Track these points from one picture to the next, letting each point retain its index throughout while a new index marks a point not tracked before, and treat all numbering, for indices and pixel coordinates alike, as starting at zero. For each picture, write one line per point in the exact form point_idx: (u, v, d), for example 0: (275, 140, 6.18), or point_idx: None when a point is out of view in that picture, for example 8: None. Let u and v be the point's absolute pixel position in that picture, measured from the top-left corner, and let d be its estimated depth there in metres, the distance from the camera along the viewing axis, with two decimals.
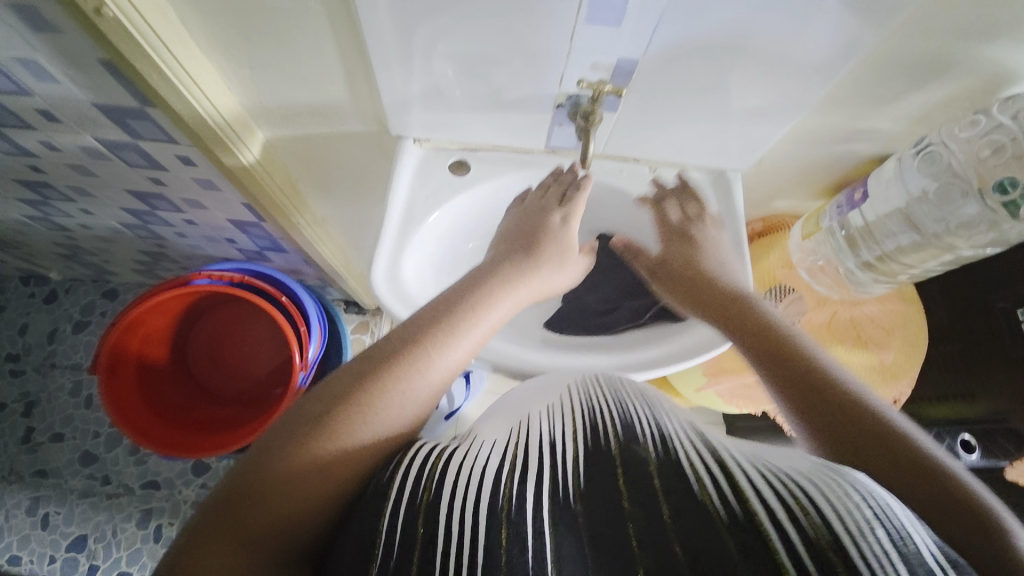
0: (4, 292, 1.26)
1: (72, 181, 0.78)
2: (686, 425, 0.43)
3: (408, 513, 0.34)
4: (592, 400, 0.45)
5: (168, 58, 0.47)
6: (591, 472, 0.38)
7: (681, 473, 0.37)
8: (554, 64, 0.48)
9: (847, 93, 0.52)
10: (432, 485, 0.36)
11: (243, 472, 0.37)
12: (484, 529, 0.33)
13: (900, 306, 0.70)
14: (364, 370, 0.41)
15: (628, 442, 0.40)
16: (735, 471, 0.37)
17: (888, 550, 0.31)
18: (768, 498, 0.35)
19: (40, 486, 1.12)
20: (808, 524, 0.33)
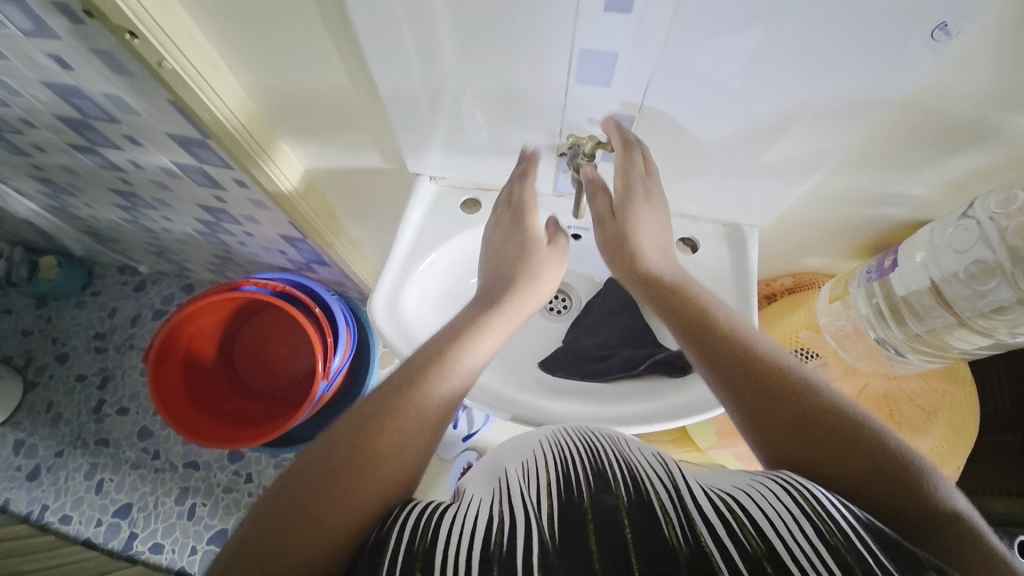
0: (102, 278, 1.46)
1: (154, 193, 0.91)
2: (653, 458, 0.42)
3: (406, 557, 0.33)
4: (564, 447, 0.44)
5: (217, 103, 0.55)
6: (563, 520, 0.36)
7: (650, 509, 0.36)
8: (553, 116, 0.50)
9: (864, 152, 0.49)
10: (429, 533, 0.35)
11: (264, 524, 0.35)
12: (477, 573, 0.32)
13: (946, 386, 0.63)
14: (368, 418, 0.40)
15: (599, 491, 0.38)
16: (695, 496, 0.36)
17: (830, 567, 0.30)
18: (714, 522, 0.34)
19: (99, 454, 1.28)
20: (753, 545, 0.32)
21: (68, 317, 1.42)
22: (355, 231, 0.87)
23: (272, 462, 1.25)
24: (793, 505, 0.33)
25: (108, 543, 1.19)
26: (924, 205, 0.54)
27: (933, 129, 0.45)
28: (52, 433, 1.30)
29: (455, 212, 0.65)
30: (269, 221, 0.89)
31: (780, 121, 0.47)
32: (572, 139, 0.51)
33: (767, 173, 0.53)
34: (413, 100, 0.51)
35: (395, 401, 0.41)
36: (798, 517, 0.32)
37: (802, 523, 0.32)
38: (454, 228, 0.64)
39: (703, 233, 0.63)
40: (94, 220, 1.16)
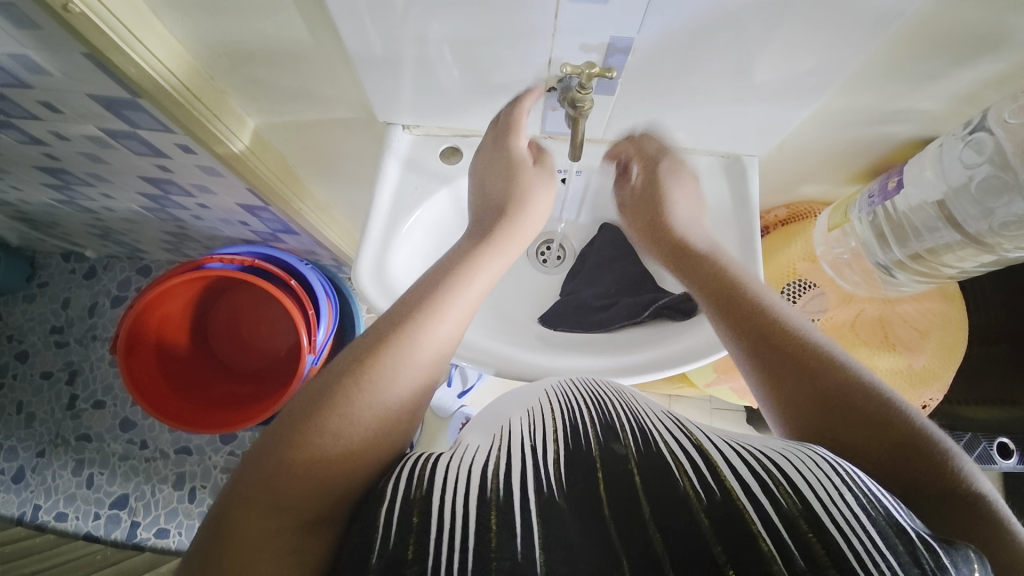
0: (47, 268, 1.34)
1: (87, 168, 0.81)
2: (664, 416, 0.41)
3: (403, 505, 0.32)
4: (569, 398, 0.44)
5: (143, 52, 0.46)
6: (568, 467, 0.36)
7: (662, 461, 0.36)
8: (540, 45, 0.44)
9: (877, 68, 0.46)
10: (424, 479, 0.33)
11: (257, 468, 0.32)
12: (475, 518, 0.31)
13: (939, 305, 0.64)
14: (373, 350, 0.37)
15: (608, 440, 0.38)
16: (711, 449, 0.36)
17: (858, 515, 0.30)
18: (746, 478, 0.34)
19: (84, 450, 1.23)
20: (781, 495, 0.32)
21: (18, 313, 1.32)
22: (323, 193, 0.80)
23: None
24: (829, 470, 0.33)
25: (111, 535, 1.17)
26: (929, 121, 0.51)
27: (952, 35, 0.42)
28: (29, 433, 1.24)
29: (434, 164, 0.59)
30: (225, 190, 0.81)
31: (792, 34, 0.42)
32: (568, 69, 0.44)
33: (771, 96, 0.49)
34: (378, 33, 0.44)
35: (377, 351, 0.37)
36: (838, 483, 0.32)
37: (842, 490, 0.32)
38: (435, 182, 0.59)
39: (700, 166, 0.59)
40: (24, 204, 1.04)
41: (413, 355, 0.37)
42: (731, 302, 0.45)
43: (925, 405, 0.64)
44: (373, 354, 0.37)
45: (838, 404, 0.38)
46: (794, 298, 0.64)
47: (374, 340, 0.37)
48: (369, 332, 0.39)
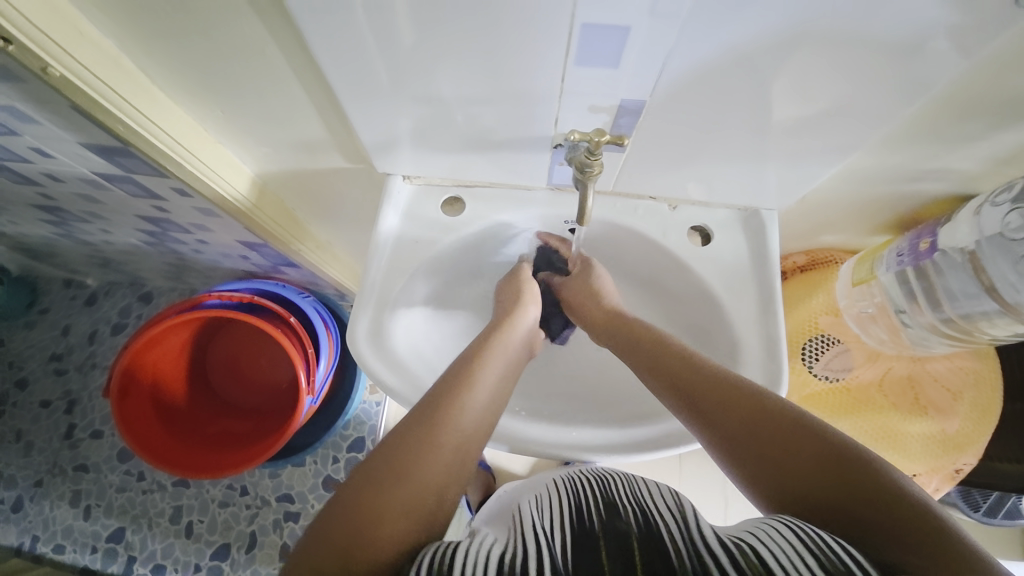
0: (50, 294, 1.33)
1: (85, 206, 0.79)
2: (666, 491, 0.44)
3: None
4: (577, 490, 0.46)
5: (130, 110, 0.45)
6: (579, 559, 0.36)
7: (657, 543, 0.37)
8: (546, 106, 0.42)
9: (906, 128, 0.43)
10: (450, 556, 0.33)
11: (309, 546, 0.36)
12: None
13: (972, 363, 0.59)
14: (409, 427, 0.42)
15: (610, 520, 0.40)
16: (695, 531, 0.37)
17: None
18: (719, 556, 0.34)
19: (80, 480, 1.20)
20: (747, 567, 0.32)
21: (18, 340, 1.31)
22: (324, 232, 0.78)
23: (267, 472, 1.19)
24: (791, 533, 0.34)
25: (107, 569, 1.14)
26: (964, 179, 0.48)
27: (988, 100, 0.39)
28: (26, 463, 1.22)
29: (436, 216, 0.57)
30: (223, 228, 0.79)
31: (817, 95, 0.40)
32: (575, 136, 0.42)
33: (793, 152, 0.46)
34: (376, 91, 0.42)
35: (414, 427, 0.42)
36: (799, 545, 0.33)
37: (802, 553, 0.32)
38: (435, 235, 0.56)
39: (717, 220, 0.56)
40: (24, 236, 1.03)
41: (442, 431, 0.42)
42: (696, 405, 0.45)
43: (958, 471, 0.60)
44: (422, 433, 0.41)
45: (774, 445, 0.40)
46: (815, 357, 0.61)
47: (414, 421, 0.42)
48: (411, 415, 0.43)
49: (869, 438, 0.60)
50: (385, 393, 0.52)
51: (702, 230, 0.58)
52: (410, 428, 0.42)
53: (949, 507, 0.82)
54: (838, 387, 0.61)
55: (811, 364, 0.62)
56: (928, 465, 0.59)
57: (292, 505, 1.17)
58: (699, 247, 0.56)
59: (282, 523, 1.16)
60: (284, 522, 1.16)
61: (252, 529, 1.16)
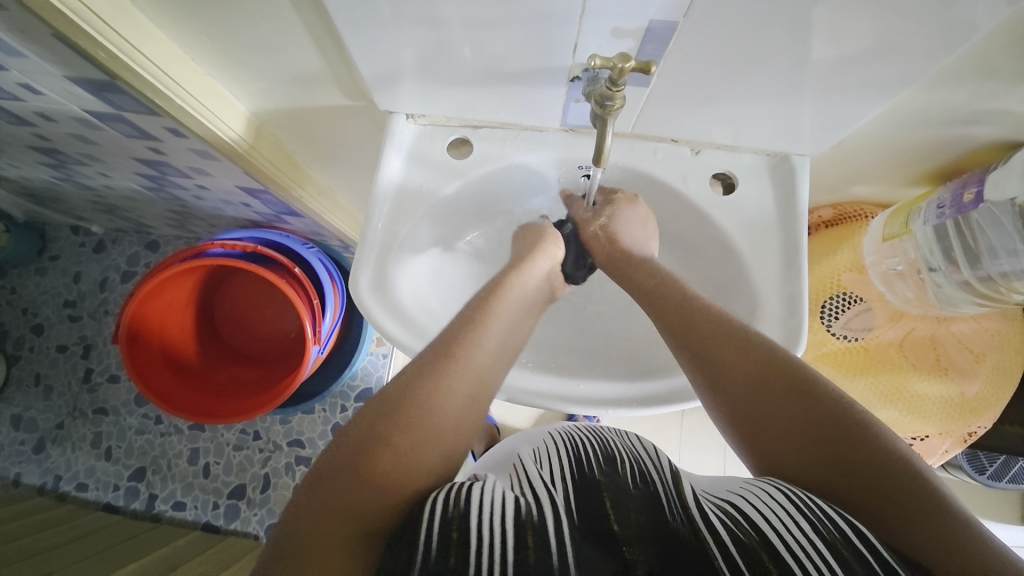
0: (57, 242, 1.33)
1: (80, 148, 0.77)
2: (663, 459, 0.44)
3: (442, 522, 0.33)
4: (575, 436, 0.48)
5: (112, 36, 0.41)
6: (584, 499, 0.38)
7: (642, 494, 0.40)
8: (565, 30, 0.38)
9: (966, 61, 0.39)
10: (462, 497, 0.35)
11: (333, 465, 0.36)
12: (513, 536, 0.33)
13: (998, 325, 0.56)
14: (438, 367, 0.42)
15: (610, 472, 0.42)
16: (684, 491, 0.40)
17: (813, 542, 0.32)
18: (710, 515, 0.37)
19: (101, 422, 1.24)
20: (741, 529, 0.35)
21: (31, 286, 1.31)
22: (325, 178, 0.74)
23: (278, 418, 1.22)
24: (783, 501, 0.36)
25: (130, 506, 1.20)
26: (1020, 122, 0.44)
27: None
28: (47, 405, 1.26)
29: (441, 158, 0.53)
30: (223, 173, 0.76)
31: (866, 20, 0.35)
32: (598, 62, 0.37)
33: (833, 89, 0.42)
34: (374, 14, 0.38)
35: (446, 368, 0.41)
36: (792, 511, 0.35)
37: (795, 516, 0.34)
38: (442, 178, 0.53)
39: (742, 166, 0.52)
40: (25, 180, 1.01)
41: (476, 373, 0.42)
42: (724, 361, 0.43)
43: (970, 434, 0.58)
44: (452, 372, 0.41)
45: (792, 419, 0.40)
46: (835, 315, 0.59)
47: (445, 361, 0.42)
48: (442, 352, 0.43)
49: (885, 399, 0.58)
50: (389, 341, 0.50)
51: (726, 178, 0.54)
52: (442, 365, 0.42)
53: (953, 469, 0.82)
54: (855, 347, 0.59)
55: (829, 323, 0.59)
56: (941, 427, 0.58)
57: (304, 450, 1.21)
58: (722, 195, 0.53)
59: (294, 466, 1.20)
60: (296, 466, 1.20)
61: (266, 471, 1.20)
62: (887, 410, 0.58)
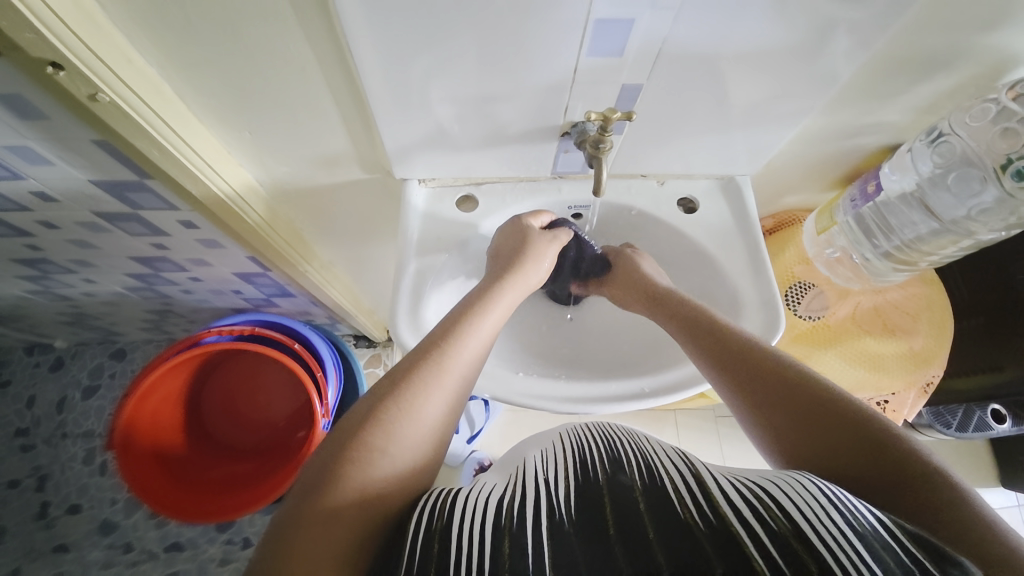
0: (8, 366, 1.24)
1: (72, 254, 0.78)
2: (667, 446, 0.48)
3: (425, 537, 0.37)
4: (580, 437, 0.51)
5: (171, 136, 0.47)
6: (580, 500, 0.42)
7: (668, 499, 0.41)
8: (559, 96, 0.48)
9: (850, 91, 0.53)
10: (445, 512, 0.40)
11: (305, 506, 0.38)
12: (490, 546, 0.37)
13: (922, 290, 0.69)
14: (394, 394, 0.44)
15: (614, 473, 0.45)
16: (710, 483, 0.41)
17: (843, 535, 0.34)
18: (740, 509, 0.38)
19: (61, 561, 1.10)
20: (775, 522, 0.36)
21: None
22: (326, 251, 0.79)
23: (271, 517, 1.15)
24: (817, 496, 0.38)
25: None
26: (895, 130, 0.59)
27: (906, 60, 0.50)
28: None
29: (452, 212, 0.61)
30: (225, 260, 0.79)
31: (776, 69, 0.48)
32: (594, 116, 0.47)
33: (761, 120, 0.55)
34: (405, 96, 0.47)
35: (400, 391, 0.44)
36: (825, 504, 0.37)
37: (830, 512, 0.36)
38: (456, 228, 0.60)
39: (700, 190, 0.64)
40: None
41: (430, 392, 0.45)
42: (722, 354, 0.51)
43: (930, 382, 0.69)
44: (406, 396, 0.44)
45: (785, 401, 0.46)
46: (797, 301, 0.69)
47: (403, 386, 0.45)
48: (394, 377, 0.46)
49: (855, 363, 0.68)
50: None
51: (688, 201, 0.65)
52: (395, 391, 0.45)
53: (925, 431, 0.92)
54: (819, 325, 0.69)
55: (794, 308, 0.69)
56: (904, 380, 0.68)
57: None
58: (688, 215, 0.63)
59: None
60: None
61: None
62: (860, 373, 0.67)
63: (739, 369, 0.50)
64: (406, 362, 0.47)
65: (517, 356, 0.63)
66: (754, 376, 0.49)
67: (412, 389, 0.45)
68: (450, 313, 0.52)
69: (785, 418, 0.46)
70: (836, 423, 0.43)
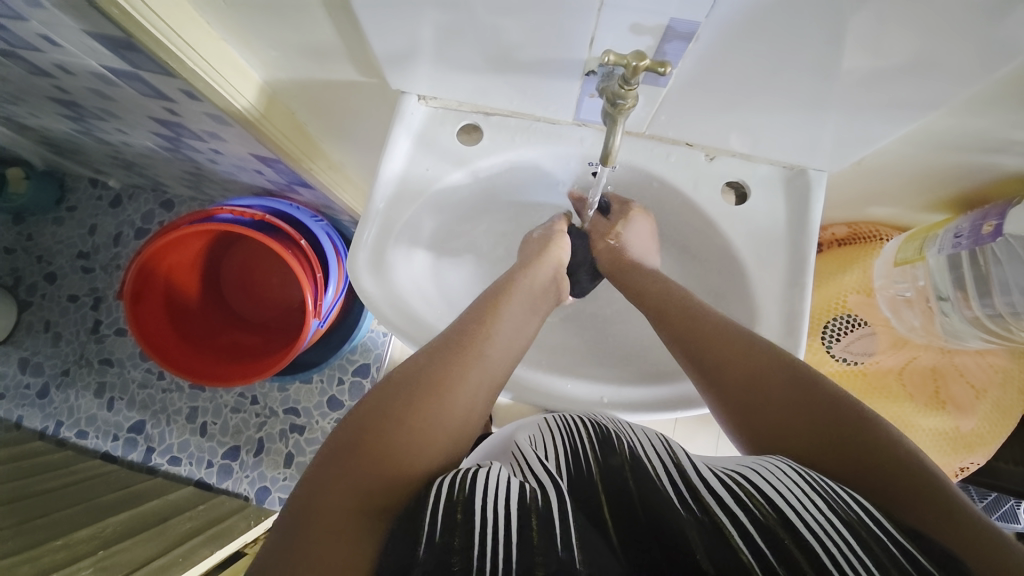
0: (75, 193, 1.34)
1: (97, 103, 0.77)
2: (655, 433, 0.43)
3: (447, 504, 0.33)
4: (571, 422, 0.45)
5: (136, 3, 0.42)
6: (579, 491, 0.37)
7: (645, 473, 0.37)
8: (581, 21, 0.37)
9: (1002, 88, 0.37)
10: (467, 480, 0.35)
11: (324, 485, 0.34)
12: (518, 519, 0.32)
13: (1005, 363, 0.55)
14: (425, 370, 0.42)
15: (604, 455, 0.40)
16: (691, 471, 0.37)
17: (836, 527, 0.31)
18: (722, 496, 0.35)
19: (105, 373, 1.27)
20: (761, 513, 0.33)
21: (47, 235, 1.33)
22: (335, 151, 0.73)
23: (276, 385, 1.24)
24: (800, 481, 0.35)
25: (127, 456, 1.23)
26: None
27: None
28: (55, 351, 1.28)
29: (449, 143, 0.52)
30: (235, 139, 0.75)
31: (902, 37, 0.34)
32: (611, 58, 0.36)
33: (860, 105, 0.40)
34: None
35: (435, 369, 0.42)
36: (808, 492, 0.34)
37: (815, 499, 0.33)
38: (450, 162, 0.52)
39: (756, 176, 0.51)
40: (46, 129, 1.02)
41: (464, 372, 0.42)
42: (704, 347, 0.46)
43: (962, 469, 0.58)
44: (437, 374, 0.41)
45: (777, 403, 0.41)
46: (836, 337, 0.58)
47: (438, 362, 0.42)
48: (425, 353, 0.43)
49: None
50: (381, 323, 0.51)
51: (738, 187, 0.52)
52: (427, 368, 0.42)
53: None
54: (853, 370, 0.58)
55: (829, 344, 0.59)
56: (932, 460, 0.58)
57: (298, 419, 1.23)
58: (732, 205, 0.51)
59: (288, 434, 1.23)
60: (289, 433, 1.22)
61: (261, 436, 1.23)
62: None
63: (723, 363, 0.44)
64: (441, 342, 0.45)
65: None
66: (742, 373, 0.43)
67: (445, 368, 0.42)
68: (479, 300, 0.49)
69: (772, 417, 0.41)
70: (830, 420, 0.38)
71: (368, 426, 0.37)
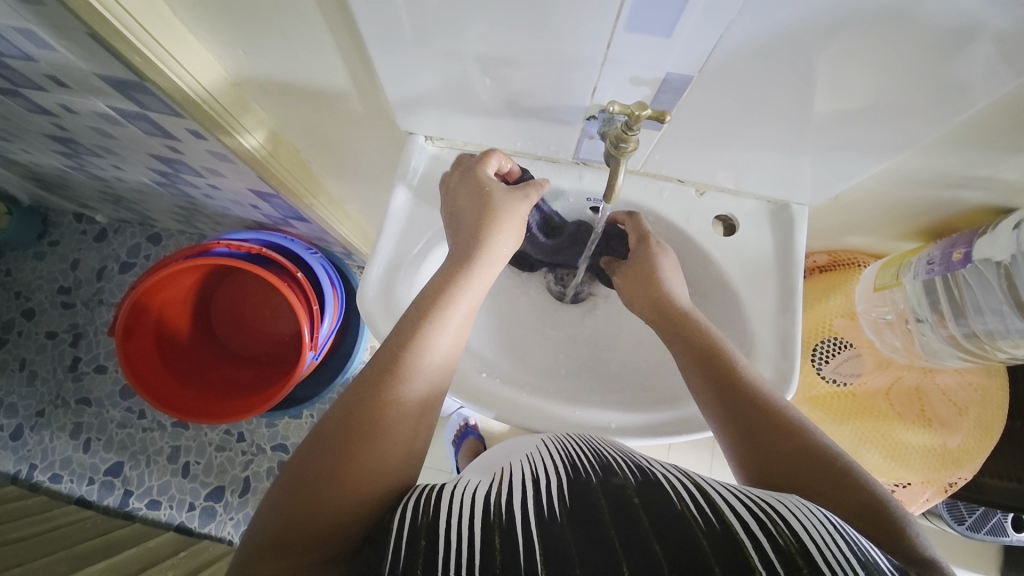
0: (59, 228, 1.32)
1: (97, 140, 0.78)
2: (666, 465, 0.42)
3: (411, 530, 0.34)
4: (564, 443, 0.46)
5: (157, 49, 0.44)
6: (573, 496, 0.37)
7: (663, 495, 0.37)
8: (586, 72, 0.40)
9: (960, 133, 0.42)
10: (432, 507, 0.36)
11: (288, 519, 0.35)
12: (479, 539, 0.33)
13: (982, 380, 0.59)
14: (370, 386, 0.41)
15: (606, 475, 0.40)
16: (713, 493, 0.38)
17: (850, 558, 0.32)
18: (745, 518, 0.35)
19: (83, 413, 1.22)
20: (779, 534, 0.34)
21: (27, 270, 1.30)
22: (336, 187, 0.75)
23: (264, 421, 1.21)
24: (821, 519, 0.35)
25: (103, 501, 1.17)
26: (1008, 189, 0.47)
27: None
28: (31, 391, 1.23)
29: None
30: (236, 175, 0.77)
31: (868, 86, 0.38)
32: (616, 107, 0.39)
33: (835, 144, 0.44)
34: (406, 38, 0.39)
35: (379, 386, 0.41)
36: (833, 532, 0.34)
37: (837, 536, 0.33)
38: None
39: (744, 210, 0.54)
40: (35, 165, 1.01)
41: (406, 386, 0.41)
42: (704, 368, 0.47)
43: (952, 484, 0.61)
44: (378, 393, 0.40)
45: (767, 439, 0.43)
46: (825, 359, 0.62)
47: (379, 380, 0.41)
48: (370, 367, 0.42)
49: (871, 443, 0.61)
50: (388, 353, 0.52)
51: (726, 219, 0.56)
52: (369, 385, 0.41)
53: (933, 518, 0.84)
54: (844, 392, 0.61)
55: (819, 366, 0.62)
56: (923, 476, 0.60)
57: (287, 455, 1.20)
58: (721, 236, 0.55)
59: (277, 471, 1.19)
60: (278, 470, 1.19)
61: (247, 474, 1.18)
62: (875, 455, 0.61)
63: (719, 389, 0.46)
64: (383, 352, 0.43)
65: (494, 351, 0.60)
66: (735, 404, 0.45)
67: (387, 385, 0.41)
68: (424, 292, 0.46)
69: (757, 448, 0.43)
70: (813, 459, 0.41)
71: (321, 455, 0.38)
